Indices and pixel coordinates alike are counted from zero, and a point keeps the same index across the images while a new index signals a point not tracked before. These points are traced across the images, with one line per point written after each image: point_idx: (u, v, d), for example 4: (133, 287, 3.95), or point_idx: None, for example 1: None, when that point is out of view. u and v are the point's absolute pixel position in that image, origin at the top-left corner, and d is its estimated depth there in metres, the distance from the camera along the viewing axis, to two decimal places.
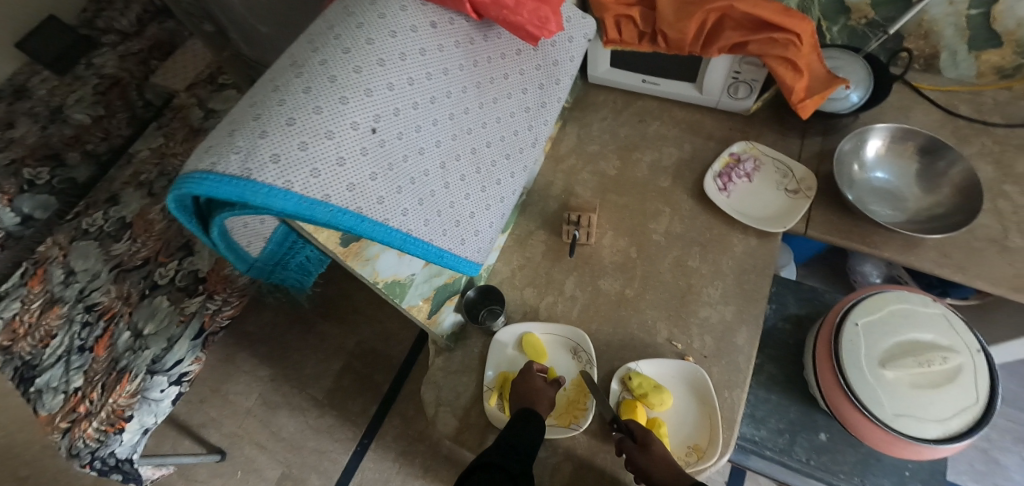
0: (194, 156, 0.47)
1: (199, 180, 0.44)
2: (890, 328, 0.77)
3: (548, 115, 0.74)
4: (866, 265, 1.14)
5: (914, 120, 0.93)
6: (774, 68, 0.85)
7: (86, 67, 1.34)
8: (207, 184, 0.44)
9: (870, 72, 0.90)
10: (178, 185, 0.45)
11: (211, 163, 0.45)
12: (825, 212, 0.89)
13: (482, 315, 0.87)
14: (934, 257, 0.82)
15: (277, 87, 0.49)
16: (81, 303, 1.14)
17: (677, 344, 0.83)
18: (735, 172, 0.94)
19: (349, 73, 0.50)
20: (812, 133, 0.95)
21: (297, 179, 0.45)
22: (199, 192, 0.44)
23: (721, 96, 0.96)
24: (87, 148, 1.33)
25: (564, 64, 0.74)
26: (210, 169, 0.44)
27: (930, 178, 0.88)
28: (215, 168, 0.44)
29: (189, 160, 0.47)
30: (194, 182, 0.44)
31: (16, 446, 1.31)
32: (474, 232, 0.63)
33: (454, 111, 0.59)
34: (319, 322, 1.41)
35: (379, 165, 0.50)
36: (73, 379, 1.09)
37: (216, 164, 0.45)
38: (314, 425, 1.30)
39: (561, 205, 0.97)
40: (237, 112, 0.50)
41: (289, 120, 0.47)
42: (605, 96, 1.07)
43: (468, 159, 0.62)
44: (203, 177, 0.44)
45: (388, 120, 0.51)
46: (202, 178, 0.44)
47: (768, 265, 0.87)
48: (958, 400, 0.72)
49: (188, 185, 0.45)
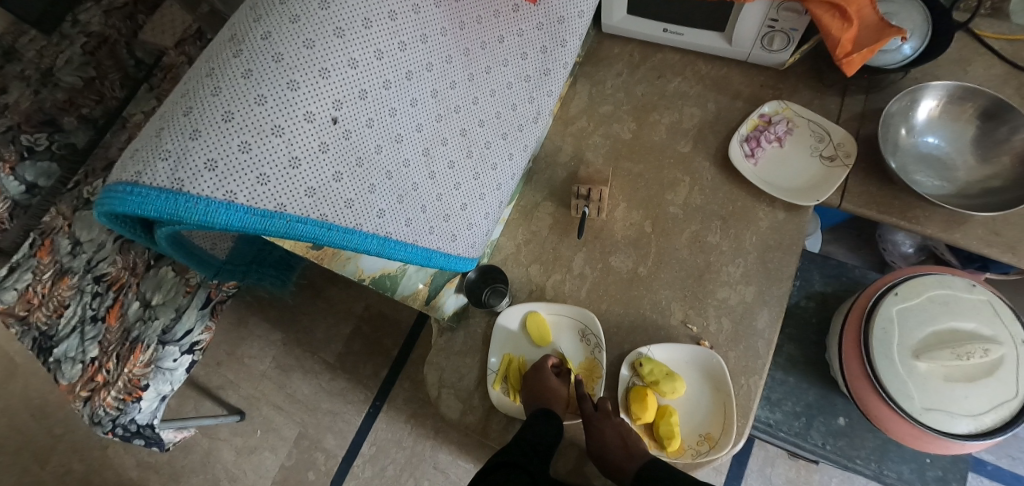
0: (120, 160, 0.40)
1: (123, 195, 0.38)
2: (927, 315, 0.70)
3: (551, 83, 0.64)
4: (897, 235, 1.05)
5: (974, 73, 0.81)
6: (818, 16, 0.74)
7: (71, 24, 1.26)
8: (132, 199, 0.38)
9: (930, 17, 0.78)
10: (102, 200, 0.38)
11: (136, 172, 0.38)
12: (864, 181, 0.80)
13: (485, 295, 0.82)
14: (983, 235, 0.74)
15: (212, 70, 0.41)
16: (90, 274, 1.14)
17: (692, 327, 0.78)
18: (764, 136, 0.84)
19: (298, 49, 0.41)
20: (855, 89, 0.85)
21: (242, 188, 0.39)
22: (125, 207, 0.38)
23: (753, 47, 0.85)
24: (82, 112, 1.29)
25: (572, 20, 0.63)
26: (135, 180, 0.38)
27: (987, 144, 0.78)
28: (141, 179, 0.37)
29: (115, 165, 0.40)
30: (118, 197, 0.38)
31: (48, 405, 1.37)
32: (466, 225, 0.57)
33: (437, 86, 0.51)
34: (328, 286, 1.39)
35: (345, 163, 0.43)
36: (89, 350, 1.10)
37: (141, 174, 0.38)
38: (327, 388, 1.31)
39: (569, 174, 0.90)
40: (170, 100, 0.42)
41: (226, 115, 0.39)
42: (620, 48, 0.96)
43: (456, 142, 0.54)
44: (127, 191, 0.37)
45: (352, 105, 0.43)
46: (127, 192, 0.37)
47: (796, 241, 0.79)
48: (996, 395, 0.67)
49: (112, 199, 0.38)
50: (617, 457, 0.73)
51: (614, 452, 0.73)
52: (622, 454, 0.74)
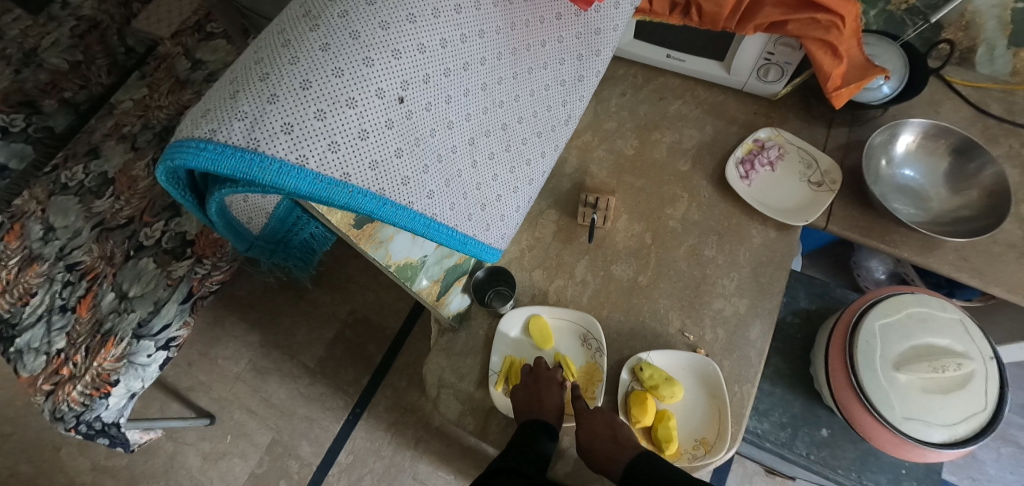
0: (191, 118, 0.41)
1: (196, 150, 0.39)
2: (906, 330, 0.76)
3: (583, 90, 0.67)
4: (872, 261, 1.14)
5: (944, 115, 0.90)
6: (812, 51, 0.80)
7: (63, 7, 1.29)
8: (205, 155, 0.39)
9: (907, 62, 0.86)
10: (172, 155, 0.40)
11: (209, 129, 0.39)
12: (847, 206, 0.86)
13: (489, 297, 0.84)
14: (954, 260, 0.80)
15: (287, 40, 0.43)
16: (62, 262, 1.08)
17: (688, 335, 0.81)
18: (758, 159, 0.90)
19: (374, 30, 0.43)
20: (840, 122, 0.92)
21: (313, 153, 0.41)
22: (197, 163, 0.39)
23: (750, 77, 0.92)
24: (65, 96, 1.24)
25: (606, 33, 0.67)
26: (208, 137, 0.39)
27: (958, 178, 0.85)
28: (215, 136, 0.39)
29: (184, 123, 0.41)
30: (190, 153, 0.39)
31: None
32: (500, 218, 0.59)
33: (487, 80, 0.53)
34: (312, 289, 1.37)
35: (404, 140, 0.46)
36: (55, 341, 1.03)
37: (215, 132, 0.39)
38: (306, 393, 1.28)
39: (574, 184, 0.93)
40: (240, 65, 0.44)
41: (304, 83, 0.41)
42: (625, 70, 1.01)
43: (497, 136, 0.57)
44: (201, 146, 0.39)
45: (417, 87, 0.46)
46: (201, 147, 0.39)
47: (786, 259, 0.84)
48: (967, 406, 0.72)
49: (183, 154, 0.40)
50: (606, 448, 0.72)
51: (602, 441, 0.73)
52: (610, 444, 0.73)
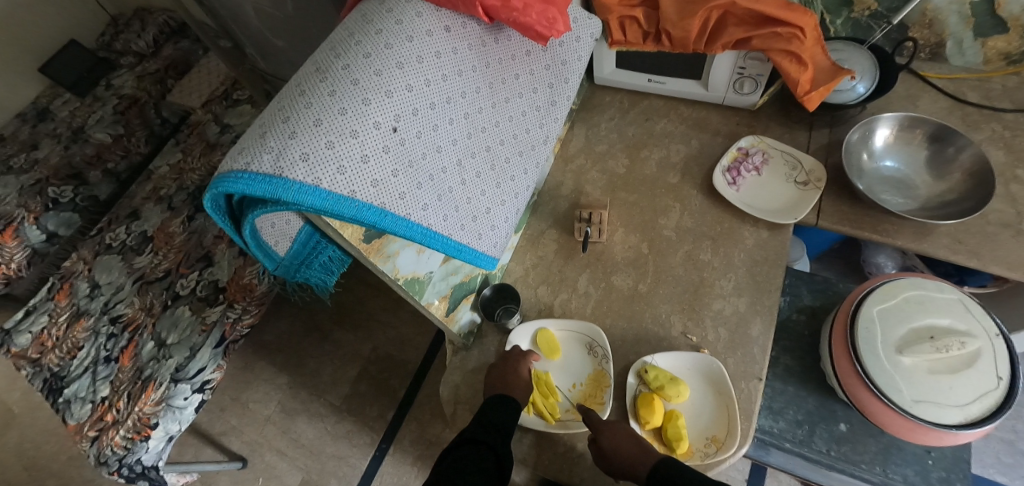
0: (228, 157, 0.50)
1: (234, 179, 0.47)
2: (905, 314, 0.77)
3: (558, 113, 0.74)
4: (880, 257, 1.15)
5: (921, 108, 0.94)
6: (779, 62, 0.86)
7: (105, 88, 1.48)
8: (241, 183, 0.47)
9: (876, 61, 0.91)
10: (215, 185, 0.48)
11: (244, 163, 0.48)
12: (836, 202, 0.89)
13: (497, 313, 0.88)
14: (948, 243, 0.82)
15: (302, 91, 0.51)
16: (106, 315, 1.17)
17: (691, 336, 0.84)
18: (744, 167, 0.95)
19: (370, 76, 0.52)
20: (820, 124, 0.96)
21: (326, 176, 0.47)
22: (235, 190, 0.47)
23: (728, 92, 0.98)
24: (108, 166, 1.38)
25: (572, 63, 0.74)
26: (245, 169, 0.47)
27: (939, 165, 0.88)
28: (250, 168, 0.47)
29: (223, 161, 0.50)
30: (230, 182, 0.47)
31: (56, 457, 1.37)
32: (490, 228, 0.64)
33: (470, 110, 0.61)
34: (336, 329, 1.44)
35: (400, 162, 0.53)
36: (100, 389, 1.10)
37: (249, 164, 0.47)
38: (333, 431, 1.31)
39: (571, 204, 0.99)
40: (265, 114, 0.52)
41: (316, 121, 0.49)
42: (612, 97, 1.09)
43: (483, 157, 0.63)
44: (238, 176, 0.47)
45: (408, 119, 0.53)
46: (237, 177, 0.47)
47: (780, 256, 0.87)
48: (979, 385, 0.72)
49: (224, 184, 0.48)
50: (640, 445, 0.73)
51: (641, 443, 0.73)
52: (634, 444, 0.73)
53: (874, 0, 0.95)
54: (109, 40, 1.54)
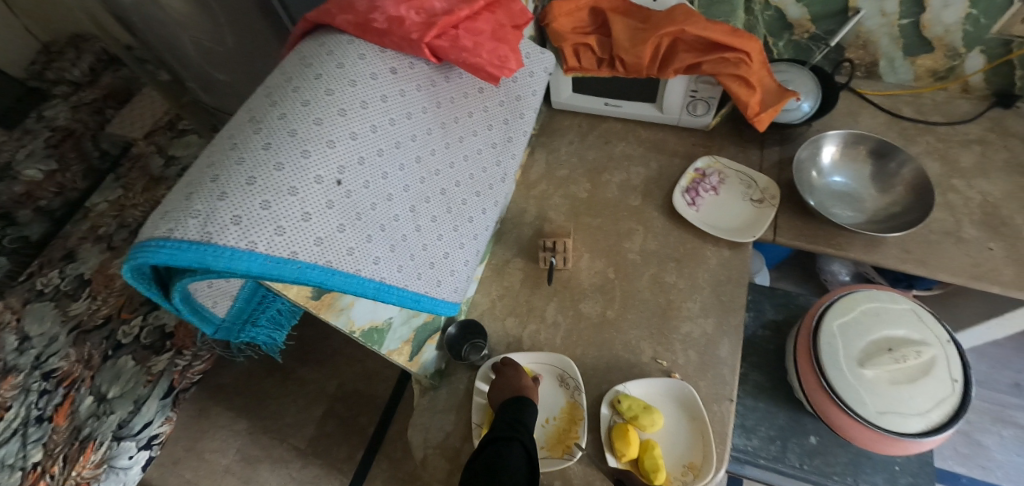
0: (150, 221, 0.45)
1: (154, 249, 0.42)
2: (863, 327, 0.79)
3: (513, 148, 0.72)
4: (835, 265, 1.19)
5: (862, 124, 0.98)
6: (728, 86, 0.88)
7: (36, 119, 1.37)
8: (163, 252, 0.42)
9: (818, 82, 0.94)
10: (133, 255, 0.43)
11: (167, 229, 0.43)
12: (791, 218, 0.91)
13: (465, 350, 0.85)
14: (897, 253, 0.85)
15: (235, 144, 0.48)
16: (38, 371, 1.04)
17: (662, 362, 0.83)
18: (702, 187, 0.96)
19: (310, 126, 0.49)
20: (770, 143, 0.99)
21: (262, 237, 0.44)
22: (155, 261, 0.43)
23: (681, 114, 0.99)
24: (40, 204, 1.26)
25: (527, 98, 0.73)
26: (166, 236, 0.43)
27: (884, 179, 0.92)
28: (173, 234, 0.43)
29: (144, 226, 0.45)
30: (150, 252, 0.42)
31: None
32: (448, 273, 0.62)
33: (420, 153, 0.58)
34: (298, 368, 1.38)
35: (347, 216, 0.50)
36: (32, 454, 0.99)
37: (172, 231, 0.43)
38: (298, 477, 1.24)
39: (535, 231, 0.98)
40: (193, 169, 0.48)
41: (250, 179, 0.45)
42: (569, 121, 1.09)
43: (437, 200, 0.61)
44: (159, 245, 0.42)
45: (353, 169, 0.51)
46: (158, 247, 0.42)
47: (743, 274, 0.88)
48: (936, 392, 0.74)
49: (144, 254, 0.43)
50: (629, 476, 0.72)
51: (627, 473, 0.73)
52: None
53: (812, 24, 0.98)
54: (40, 69, 1.42)
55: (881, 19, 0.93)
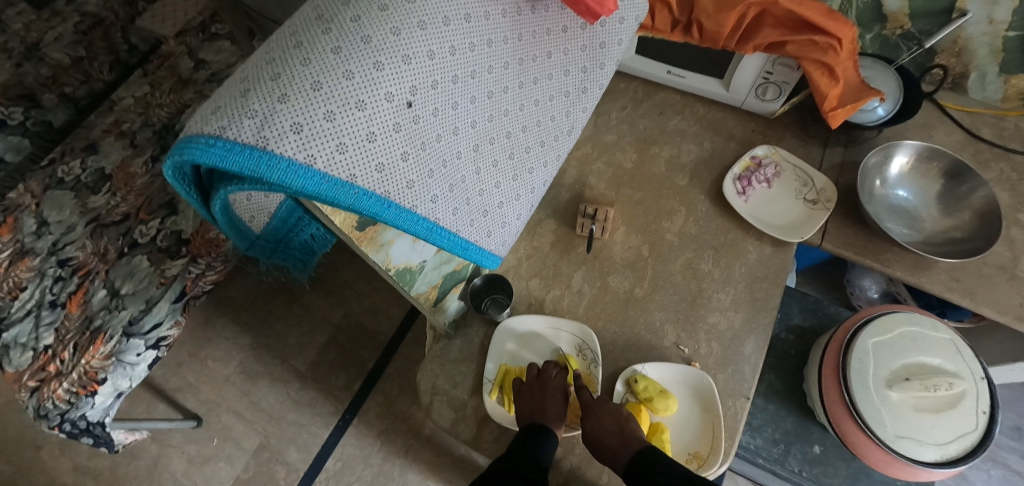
0: (200, 115, 0.42)
1: (205, 146, 0.39)
2: (899, 349, 0.76)
3: (586, 101, 0.68)
4: (866, 279, 1.16)
5: (936, 138, 0.92)
6: (810, 72, 0.81)
7: (67, 2, 1.33)
8: (214, 151, 0.39)
9: (902, 85, 0.88)
10: (180, 152, 0.40)
11: (219, 126, 0.40)
12: (841, 225, 0.87)
13: (485, 304, 0.84)
14: (946, 281, 0.81)
15: (299, 43, 0.44)
16: (54, 257, 1.06)
17: (683, 348, 0.81)
18: (755, 176, 0.91)
19: (386, 35, 0.45)
20: (835, 142, 0.93)
21: (321, 153, 0.41)
22: (203, 160, 0.40)
23: (748, 95, 0.93)
24: (65, 90, 1.25)
25: (610, 48, 0.68)
26: (219, 134, 0.40)
27: (950, 200, 0.87)
28: (225, 133, 0.39)
29: (192, 120, 0.42)
30: (199, 149, 0.40)
31: None
32: (501, 224, 0.59)
33: (493, 88, 0.55)
34: (307, 292, 1.37)
35: (412, 144, 0.46)
36: (43, 336, 1.00)
37: (226, 129, 0.40)
38: (295, 397, 1.27)
39: (573, 195, 0.94)
40: (248, 66, 0.44)
41: (314, 84, 0.41)
42: (626, 84, 1.03)
43: (501, 143, 0.57)
44: (211, 142, 0.39)
45: (425, 92, 0.47)
46: (210, 144, 0.39)
47: (781, 275, 0.85)
48: (958, 426, 0.73)
49: (191, 150, 0.40)
50: (612, 442, 0.71)
51: (608, 434, 0.72)
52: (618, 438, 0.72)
53: (907, 21, 0.91)
54: None
55: (987, 27, 0.86)
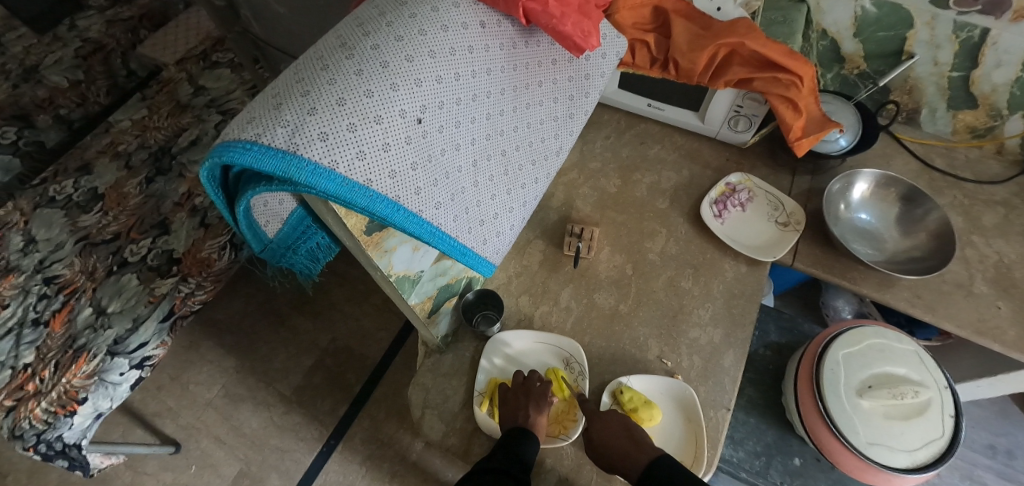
0: (234, 125, 0.46)
1: (243, 150, 0.43)
2: (868, 360, 0.81)
3: (574, 126, 0.73)
4: (838, 300, 1.22)
5: (894, 168, 1.00)
6: (776, 106, 0.89)
7: (68, 28, 1.37)
8: (248, 155, 0.43)
9: (860, 119, 0.96)
10: (219, 154, 0.44)
11: (254, 134, 0.44)
12: (811, 247, 0.93)
13: (476, 319, 0.87)
14: (908, 296, 0.87)
15: (325, 64, 0.48)
16: (40, 274, 1.06)
17: (666, 362, 0.85)
18: (730, 201, 0.97)
19: (401, 60, 0.50)
20: (802, 171, 1.01)
21: (343, 159, 0.45)
22: (240, 162, 0.43)
23: (722, 127, 1.01)
24: (60, 112, 1.28)
25: (595, 78, 0.74)
26: (255, 140, 0.44)
27: (909, 223, 0.94)
28: (261, 140, 0.43)
29: (228, 129, 0.46)
30: (235, 152, 0.43)
31: None
32: (496, 234, 0.63)
33: (492, 111, 0.60)
34: (294, 315, 1.38)
35: (420, 155, 0.51)
36: (23, 355, 0.99)
37: (261, 136, 0.44)
38: (279, 422, 1.25)
39: (561, 217, 0.99)
40: (278, 84, 0.49)
41: (339, 100, 0.46)
42: (609, 116, 1.10)
43: (497, 160, 0.62)
44: (247, 147, 0.43)
45: (434, 111, 0.52)
46: (247, 148, 0.43)
47: (756, 292, 0.90)
48: (926, 433, 0.77)
49: (227, 154, 0.44)
50: (607, 440, 0.74)
51: (608, 437, 0.74)
52: (631, 443, 0.74)
53: (863, 61, 1.00)
54: None
55: (933, 68, 0.95)
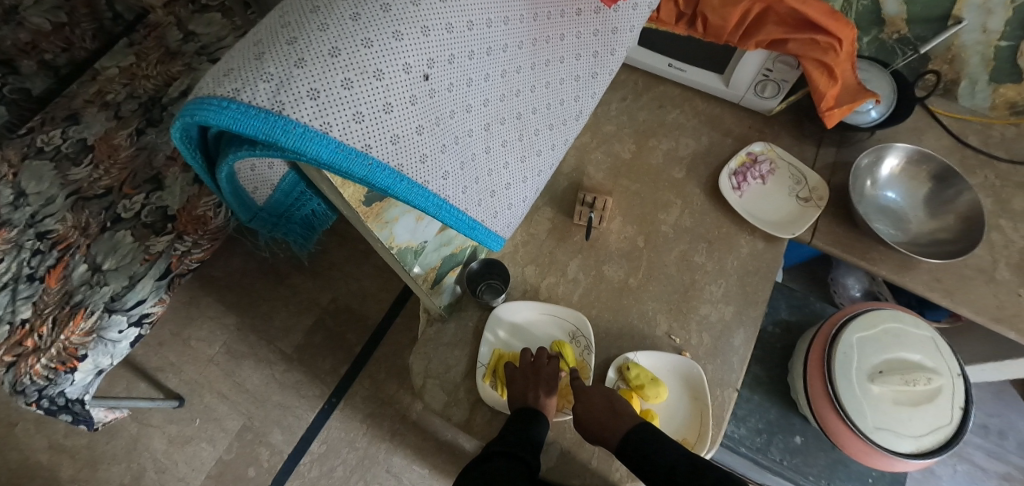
0: (212, 76, 0.41)
1: (218, 108, 0.39)
2: (882, 344, 0.79)
3: (595, 87, 0.68)
4: (849, 278, 1.19)
5: (925, 143, 0.95)
6: (808, 70, 0.83)
7: None
8: (226, 113, 0.39)
9: (896, 88, 0.90)
10: (191, 112, 0.39)
11: (233, 88, 0.39)
12: (831, 224, 0.89)
13: (480, 289, 0.85)
14: (927, 280, 0.84)
15: (316, 7, 0.42)
16: (32, 229, 1.03)
17: (675, 338, 0.83)
18: (751, 173, 0.93)
19: (406, 5, 0.44)
20: (828, 142, 0.95)
21: (337, 122, 0.40)
22: (215, 121, 0.39)
23: (747, 92, 0.94)
24: (44, 57, 1.18)
25: (622, 33, 0.68)
26: (232, 96, 0.39)
27: (937, 202, 0.89)
28: (239, 95, 0.38)
29: (204, 81, 0.41)
30: (212, 110, 0.39)
31: None
32: (507, 205, 0.59)
33: (507, 68, 0.54)
34: (294, 274, 1.36)
35: (426, 118, 0.46)
36: (20, 310, 0.97)
37: (239, 91, 0.39)
38: (280, 379, 1.25)
39: (572, 184, 0.94)
40: (263, 29, 0.43)
41: (332, 50, 0.40)
42: (626, 75, 1.04)
43: (511, 124, 0.57)
44: (223, 104, 0.38)
45: (442, 66, 0.46)
46: (222, 106, 0.38)
47: (771, 269, 0.87)
48: (934, 420, 0.76)
49: (203, 112, 0.39)
50: (601, 418, 0.73)
51: (599, 414, 0.73)
52: (610, 416, 0.73)
53: (905, 25, 0.93)
54: None
55: (980, 36, 0.88)
